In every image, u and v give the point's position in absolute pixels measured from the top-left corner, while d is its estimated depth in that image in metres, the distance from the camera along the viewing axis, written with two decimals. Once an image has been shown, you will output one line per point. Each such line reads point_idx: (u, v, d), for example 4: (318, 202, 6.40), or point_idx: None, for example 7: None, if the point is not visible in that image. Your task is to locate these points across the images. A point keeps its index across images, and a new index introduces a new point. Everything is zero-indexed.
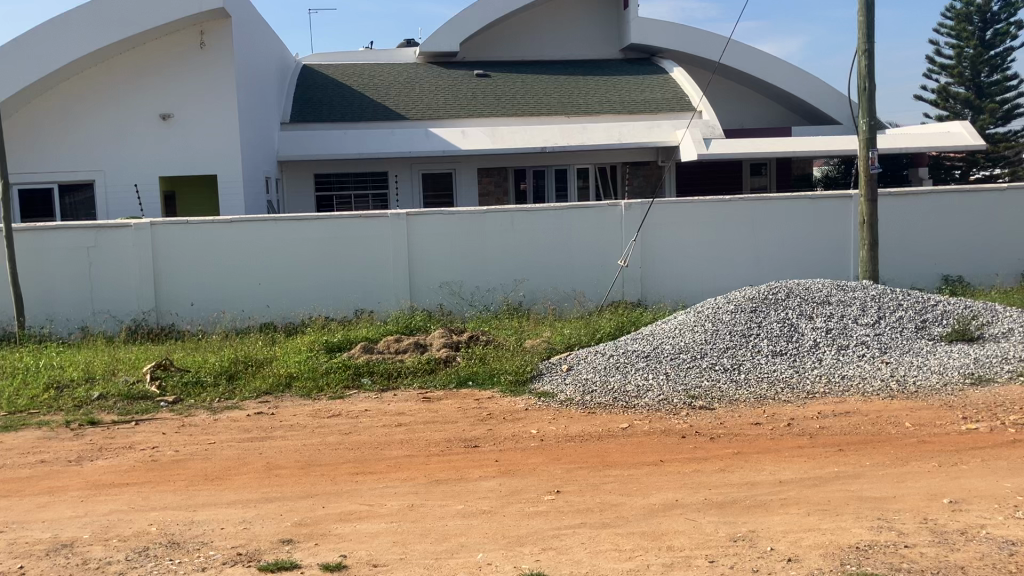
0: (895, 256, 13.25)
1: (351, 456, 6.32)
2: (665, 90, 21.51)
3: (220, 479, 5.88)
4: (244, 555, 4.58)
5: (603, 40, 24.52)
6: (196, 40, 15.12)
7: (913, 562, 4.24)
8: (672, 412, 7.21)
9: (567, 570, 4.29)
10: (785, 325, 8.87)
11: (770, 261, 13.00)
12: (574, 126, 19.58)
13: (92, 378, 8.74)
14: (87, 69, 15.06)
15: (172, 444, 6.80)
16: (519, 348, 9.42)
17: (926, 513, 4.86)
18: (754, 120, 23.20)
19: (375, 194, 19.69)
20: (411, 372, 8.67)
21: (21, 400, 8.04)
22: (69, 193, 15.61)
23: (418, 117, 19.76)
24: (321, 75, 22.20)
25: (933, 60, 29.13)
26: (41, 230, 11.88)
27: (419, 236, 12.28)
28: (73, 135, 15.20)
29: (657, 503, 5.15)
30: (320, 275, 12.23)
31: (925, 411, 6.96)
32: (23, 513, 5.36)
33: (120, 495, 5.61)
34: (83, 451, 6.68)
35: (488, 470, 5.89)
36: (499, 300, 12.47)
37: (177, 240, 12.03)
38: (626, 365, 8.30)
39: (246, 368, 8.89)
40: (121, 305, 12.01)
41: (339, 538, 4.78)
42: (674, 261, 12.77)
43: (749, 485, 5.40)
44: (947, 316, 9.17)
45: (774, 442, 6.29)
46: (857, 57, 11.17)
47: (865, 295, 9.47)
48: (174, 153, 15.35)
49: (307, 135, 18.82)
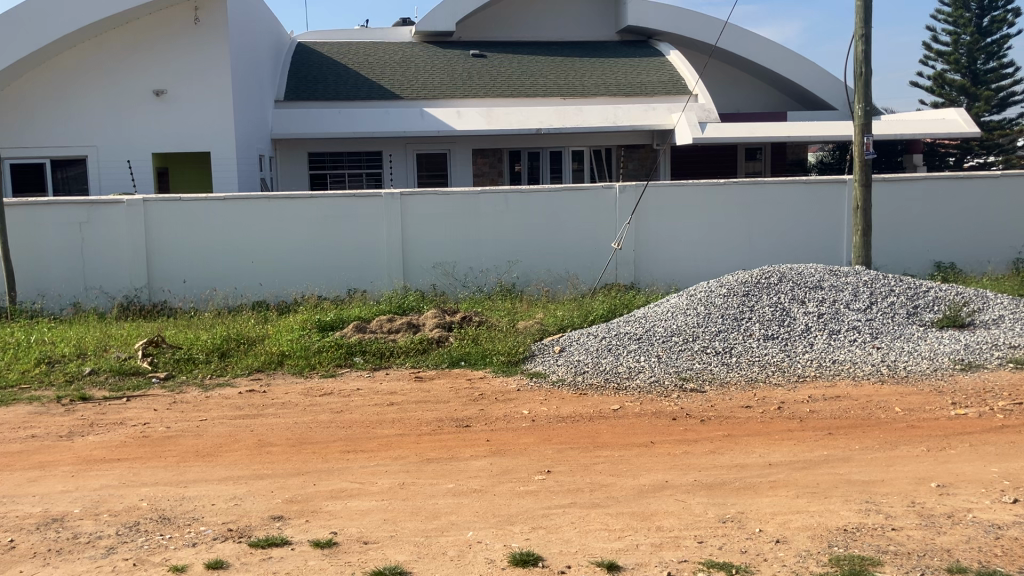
0: (889, 242, 13.27)
1: (342, 435, 6.32)
2: (661, 73, 21.45)
3: (212, 456, 5.89)
4: (235, 531, 4.60)
5: (600, 21, 24.39)
6: (189, 15, 14.99)
7: (900, 544, 4.27)
8: (663, 395, 7.22)
9: (556, 549, 4.31)
10: (777, 309, 8.90)
11: (764, 246, 13.01)
12: (569, 108, 19.57)
13: (83, 355, 8.70)
14: (79, 44, 14.91)
15: (164, 420, 6.79)
16: (512, 329, 9.44)
17: (915, 496, 4.90)
18: (750, 105, 23.16)
19: (369, 173, 19.62)
20: (403, 352, 8.66)
21: (12, 374, 8.06)
22: (62, 167, 15.59)
23: (414, 96, 19.68)
24: (317, 53, 22.02)
25: (930, 47, 29.08)
26: (33, 206, 11.81)
27: (414, 216, 12.25)
28: (67, 110, 15.11)
29: (647, 484, 5.17)
30: (314, 255, 12.20)
31: (915, 396, 7.00)
32: (13, 487, 5.36)
33: (111, 470, 5.62)
34: (75, 426, 6.68)
35: (480, 449, 5.91)
36: (493, 281, 12.47)
37: (170, 217, 11.99)
38: (618, 347, 8.33)
39: (238, 346, 8.86)
40: (113, 281, 11.98)
41: (329, 515, 4.80)
42: (667, 244, 12.78)
43: (738, 467, 5.42)
44: (939, 302, 9.19)
45: (764, 425, 6.32)
46: (854, 43, 11.15)
47: (858, 280, 9.50)
48: (169, 129, 15.26)
49: (303, 114, 18.71)
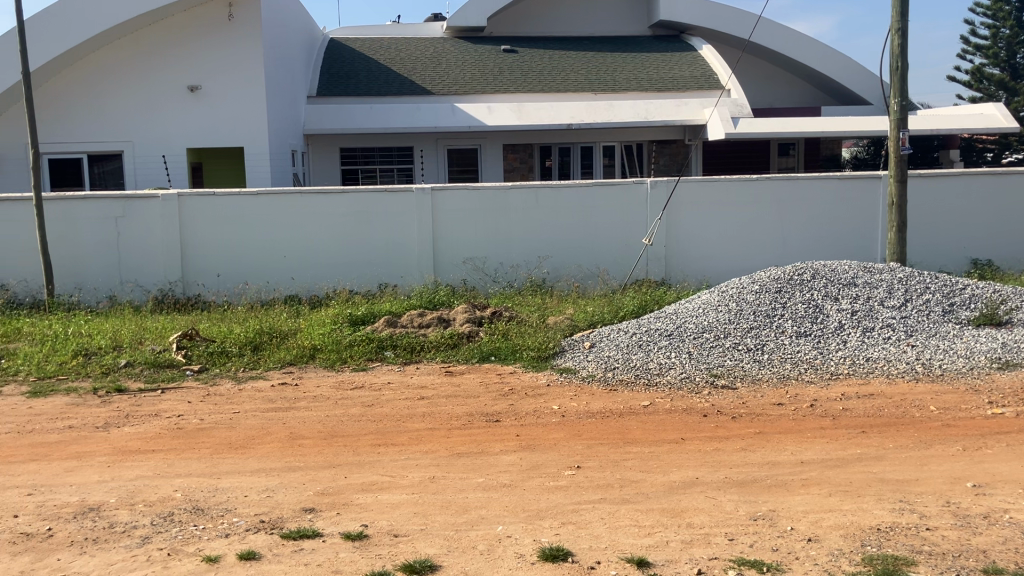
0: (925, 238, 13.10)
1: (374, 428, 6.37)
2: (693, 68, 21.30)
3: (244, 448, 5.95)
4: (266, 522, 4.65)
5: (632, 15, 24.28)
6: (224, 11, 15.14)
7: (935, 544, 4.22)
8: (695, 391, 7.19)
9: (586, 545, 4.30)
10: (809, 306, 8.80)
11: (797, 243, 12.89)
12: (601, 103, 19.48)
13: (120, 347, 8.84)
14: (116, 40, 15.10)
15: (198, 412, 6.87)
16: (541, 325, 9.42)
17: (950, 496, 4.84)
18: (783, 100, 22.96)
19: (400, 168, 19.74)
20: (434, 347, 8.70)
21: (49, 366, 8.18)
22: (99, 162, 15.81)
23: (445, 92, 19.69)
24: (349, 49, 22.17)
25: (968, 41, 28.57)
26: (70, 201, 12.00)
27: (443, 211, 12.29)
28: (103, 106, 15.30)
29: (677, 480, 5.15)
30: (345, 249, 12.27)
31: (951, 395, 6.92)
32: (51, 476, 5.45)
33: (146, 461, 5.69)
34: (110, 417, 6.77)
35: (509, 444, 5.92)
36: (522, 277, 12.47)
37: (204, 212, 12.11)
38: (648, 343, 8.30)
39: (270, 340, 8.95)
40: (148, 275, 12.14)
41: (360, 508, 4.83)
42: (697, 240, 12.70)
43: (770, 465, 5.39)
44: (975, 300, 9.05)
45: (796, 423, 6.27)
46: (890, 37, 10.98)
47: (892, 277, 9.37)
48: (203, 125, 15.39)
49: (335, 109, 18.84)
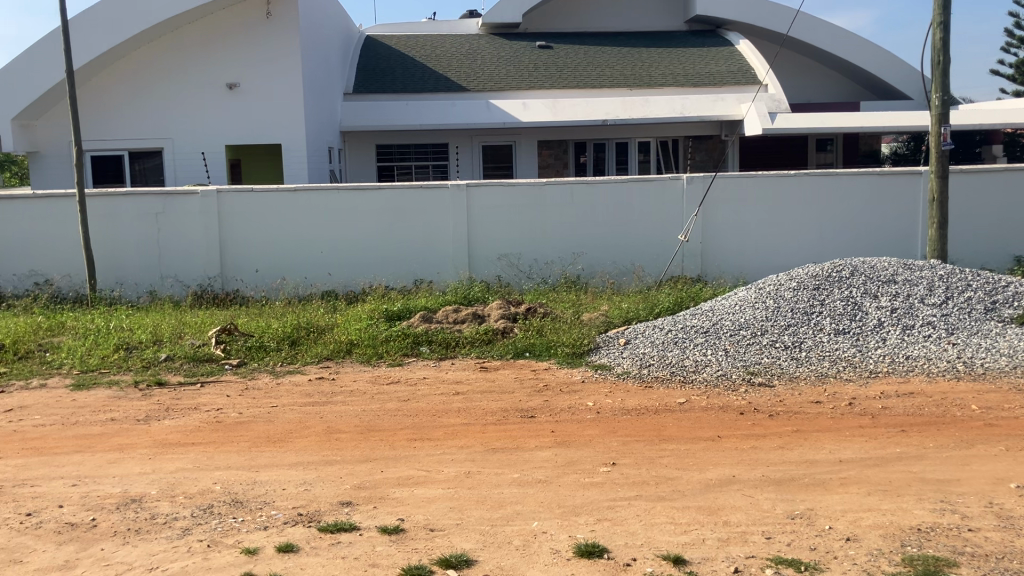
0: (966, 234, 12.89)
1: (410, 423, 6.41)
2: (730, 63, 21.12)
3: (282, 442, 6.01)
4: (304, 516, 4.69)
5: (668, 10, 24.13)
6: (262, 10, 15.29)
7: (977, 546, 4.16)
8: (731, 388, 7.15)
9: (622, 541, 4.30)
10: (848, 303, 8.70)
11: (834, 239, 12.74)
12: (637, 99, 19.39)
13: (160, 341, 8.96)
14: (158, 38, 15.30)
15: (237, 406, 6.96)
16: (576, 321, 9.41)
17: (993, 496, 4.77)
18: (821, 94, 22.69)
19: (435, 165, 19.83)
20: (468, 342, 8.73)
21: (92, 360, 8.33)
22: (140, 159, 16.04)
23: (480, 88, 19.71)
24: (385, 46, 22.28)
25: (1012, 34, 28.05)
26: (113, 197, 12.20)
27: (478, 207, 12.30)
28: (143, 103, 15.53)
29: (714, 478, 5.12)
30: (380, 245, 12.34)
31: (993, 394, 6.80)
32: (94, 467, 5.55)
33: (186, 454, 5.78)
34: (151, 410, 6.88)
35: (545, 440, 5.92)
36: (557, 273, 12.46)
37: (242, 207, 12.24)
38: (684, 340, 8.26)
39: (308, 335, 9.03)
40: (187, 270, 12.31)
41: (396, 502, 4.86)
42: (734, 236, 12.60)
43: (808, 463, 5.34)
44: (1019, 298, 8.89)
45: (834, 421, 6.21)
46: (932, 30, 10.81)
47: (933, 274, 9.23)
48: (241, 122, 15.56)
49: (371, 105, 18.96)
